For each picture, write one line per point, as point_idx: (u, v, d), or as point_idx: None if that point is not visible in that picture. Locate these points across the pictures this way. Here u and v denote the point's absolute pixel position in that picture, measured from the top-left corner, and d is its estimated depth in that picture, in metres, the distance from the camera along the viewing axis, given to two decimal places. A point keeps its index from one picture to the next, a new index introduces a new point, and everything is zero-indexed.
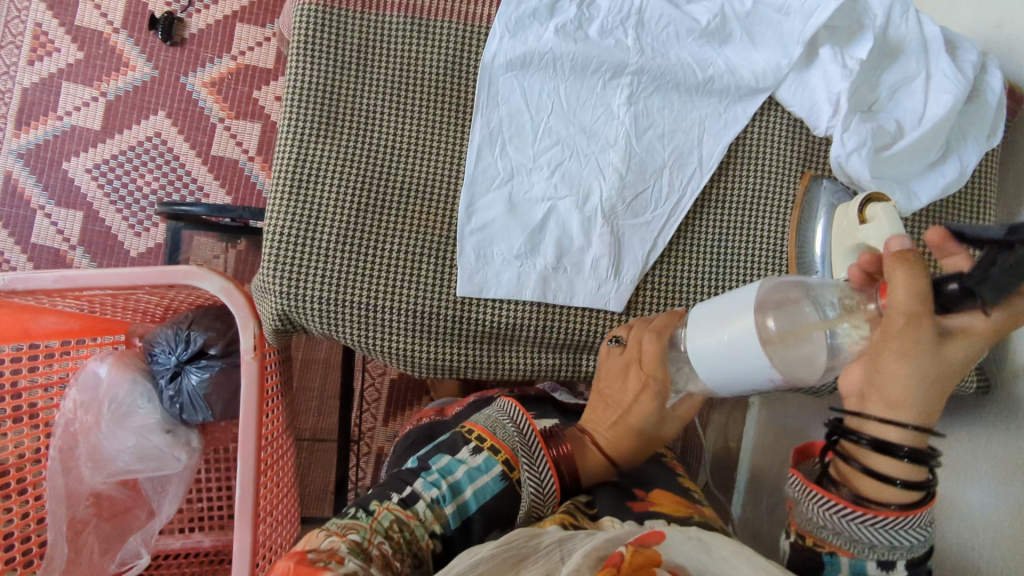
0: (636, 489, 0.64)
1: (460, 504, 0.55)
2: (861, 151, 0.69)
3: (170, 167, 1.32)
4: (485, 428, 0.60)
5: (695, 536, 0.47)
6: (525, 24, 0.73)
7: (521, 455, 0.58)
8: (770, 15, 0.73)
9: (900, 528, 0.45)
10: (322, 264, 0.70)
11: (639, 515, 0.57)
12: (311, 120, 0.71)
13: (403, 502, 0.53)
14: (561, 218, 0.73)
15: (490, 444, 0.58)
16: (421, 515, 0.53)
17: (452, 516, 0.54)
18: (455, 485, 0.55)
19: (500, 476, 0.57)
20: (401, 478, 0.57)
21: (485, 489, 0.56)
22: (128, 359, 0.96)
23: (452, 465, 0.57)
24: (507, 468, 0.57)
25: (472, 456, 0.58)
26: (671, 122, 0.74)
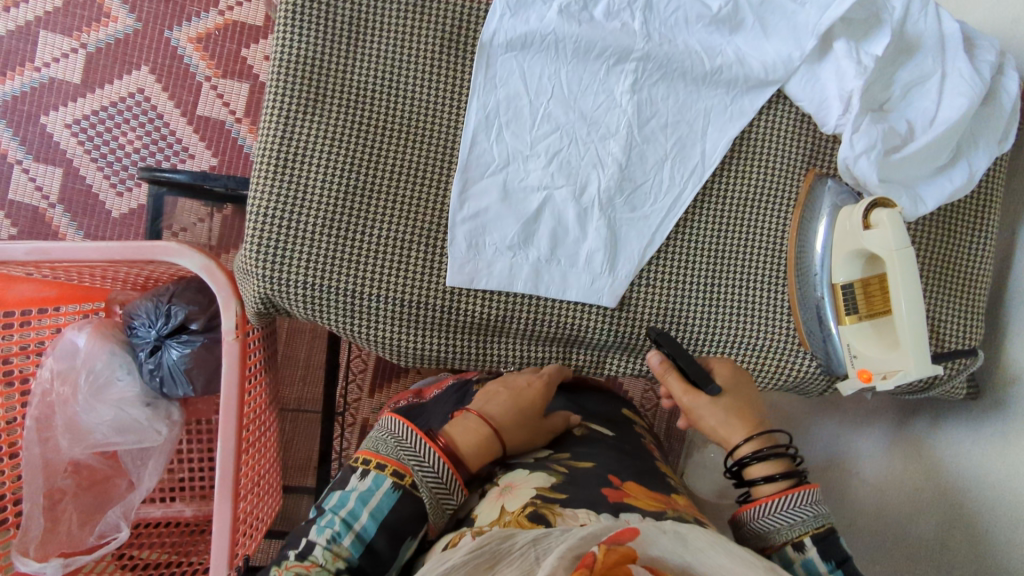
0: (609, 475, 0.62)
1: (358, 532, 0.55)
2: (870, 153, 0.66)
3: (154, 126, 1.27)
4: (369, 451, 0.61)
5: (673, 530, 0.46)
6: (528, 2, 0.69)
7: (408, 462, 0.59)
8: (783, 4, 0.70)
9: (786, 507, 0.57)
10: (307, 247, 0.67)
11: (614, 504, 0.56)
12: (299, 95, 0.68)
13: (300, 556, 0.54)
14: (557, 208, 0.70)
15: (374, 463, 0.59)
16: (320, 560, 0.53)
17: (353, 547, 0.55)
18: (346, 517, 0.56)
19: (392, 488, 0.57)
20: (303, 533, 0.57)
21: (379, 507, 0.56)
22: (107, 331, 0.94)
23: (343, 499, 0.58)
24: (397, 477, 0.58)
25: (360, 482, 0.58)
26: (675, 112, 0.72)
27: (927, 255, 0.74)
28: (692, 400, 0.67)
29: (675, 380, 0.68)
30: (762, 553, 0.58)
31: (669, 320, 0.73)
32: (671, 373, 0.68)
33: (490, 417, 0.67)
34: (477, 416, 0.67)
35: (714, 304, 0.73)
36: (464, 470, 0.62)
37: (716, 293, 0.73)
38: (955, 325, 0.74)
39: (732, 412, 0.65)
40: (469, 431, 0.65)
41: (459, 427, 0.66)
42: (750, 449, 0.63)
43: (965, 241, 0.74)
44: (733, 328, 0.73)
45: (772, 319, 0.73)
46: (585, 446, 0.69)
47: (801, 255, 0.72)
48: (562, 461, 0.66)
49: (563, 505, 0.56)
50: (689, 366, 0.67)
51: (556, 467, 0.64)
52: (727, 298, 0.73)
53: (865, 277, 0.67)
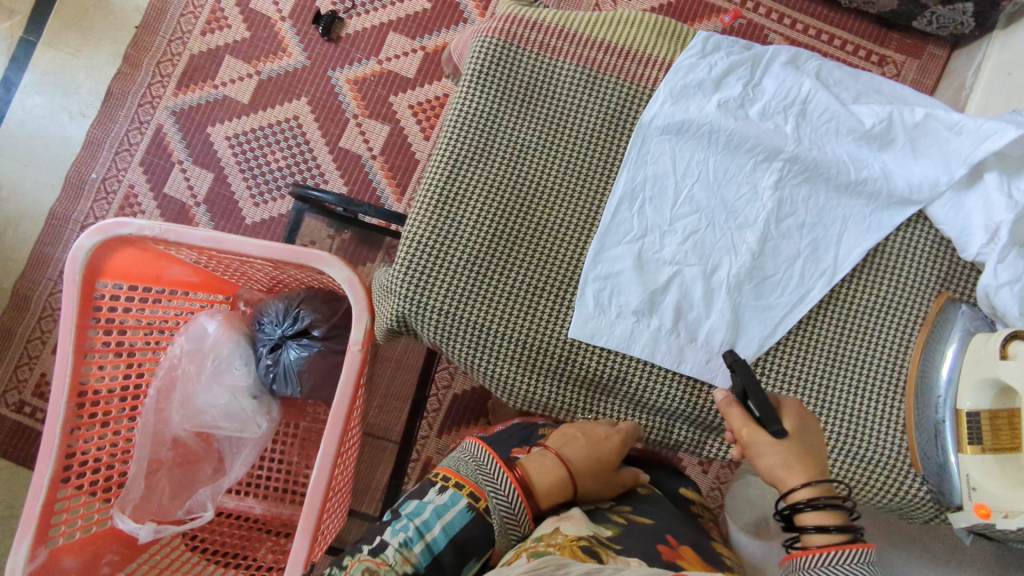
0: (666, 534, 0.62)
1: (427, 542, 0.57)
2: (1014, 285, 0.67)
3: (300, 150, 1.40)
4: (449, 468, 0.63)
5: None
6: (690, 92, 0.74)
7: (485, 487, 0.61)
8: (939, 130, 0.72)
9: (844, 560, 0.51)
10: (448, 278, 0.73)
11: (666, 563, 0.56)
12: (469, 143, 0.75)
13: (373, 552, 0.56)
14: (685, 283, 0.73)
15: (452, 479, 0.61)
16: (390, 561, 0.55)
17: (421, 556, 0.56)
18: (418, 526, 0.58)
19: (465, 508, 0.59)
20: (375, 530, 0.60)
21: (452, 523, 0.58)
22: (235, 321, 1.03)
23: (420, 508, 0.60)
24: (472, 499, 0.60)
25: (437, 496, 0.60)
26: (813, 215, 0.74)
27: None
28: (750, 434, 0.61)
29: (738, 414, 0.62)
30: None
31: None
32: (736, 408, 0.63)
33: (568, 462, 0.66)
34: (555, 457, 0.66)
35: (823, 406, 0.73)
36: (533, 506, 0.62)
37: (828, 396, 0.73)
38: None
39: (793, 455, 0.59)
40: (545, 469, 0.65)
41: (539, 462, 0.66)
42: (806, 495, 0.56)
43: None
44: (843, 433, 0.73)
45: (884, 435, 0.73)
46: (649, 501, 0.69)
47: (924, 373, 0.72)
48: (623, 511, 0.66)
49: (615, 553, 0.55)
50: (760, 403, 0.61)
51: (614, 519, 0.64)
52: (840, 404, 0.73)
53: (994, 408, 0.65)
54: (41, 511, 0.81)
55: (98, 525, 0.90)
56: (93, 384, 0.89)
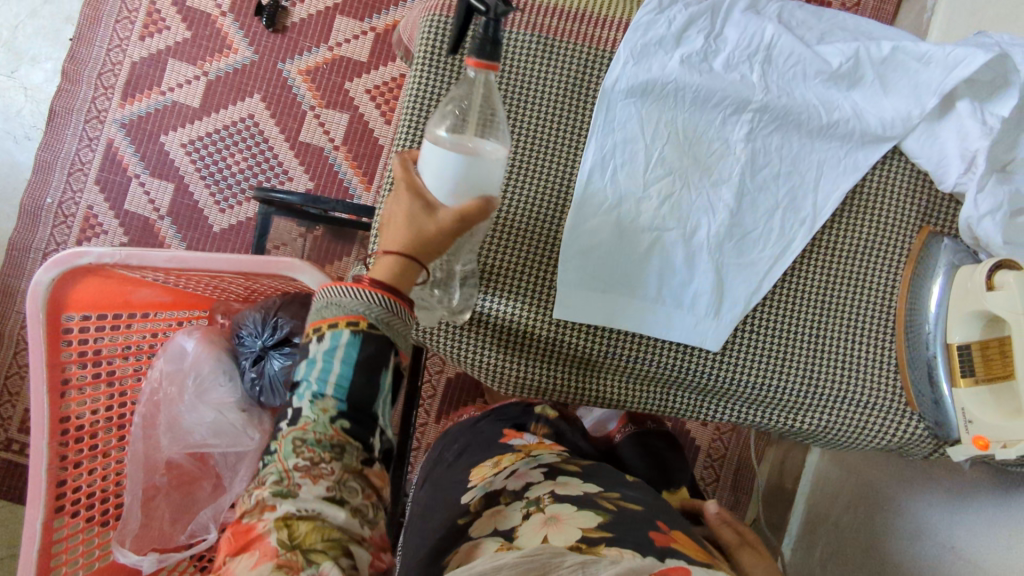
0: (657, 520, 0.63)
1: (335, 382, 0.51)
2: (994, 215, 0.66)
3: (260, 149, 1.35)
4: (317, 319, 0.54)
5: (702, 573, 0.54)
6: (651, 51, 0.71)
7: (360, 309, 0.52)
8: (907, 63, 0.70)
9: None
10: None
11: (659, 549, 0.56)
12: (428, 131, 0.72)
13: (292, 422, 0.51)
14: (666, 248, 0.72)
15: (324, 324, 0.52)
16: (312, 420, 0.50)
17: (337, 396, 0.51)
18: (319, 376, 0.51)
19: (351, 336, 0.51)
20: (283, 404, 0.54)
21: (346, 356, 0.51)
22: (213, 337, 1.01)
23: (309, 367, 0.52)
24: (352, 325, 0.52)
25: (318, 345, 0.52)
26: (788, 163, 0.72)
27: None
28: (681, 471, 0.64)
29: None
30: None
31: (772, 372, 0.73)
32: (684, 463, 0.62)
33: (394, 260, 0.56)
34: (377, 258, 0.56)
35: (815, 356, 0.73)
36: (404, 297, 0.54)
37: (818, 345, 0.73)
38: None
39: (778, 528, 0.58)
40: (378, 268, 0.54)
41: (376, 269, 0.54)
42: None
43: None
44: (838, 380, 0.73)
45: (877, 378, 0.73)
46: (635, 488, 0.71)
47: (912, 312, 0.71)
48: (610, 498, 0.66)
49: (607, 544, 0.56)
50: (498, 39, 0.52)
51: (603, 505, 0.64)
52: (831, 353, 0.73)
53: (983, 339, 0.65)
54: (38, 554, 0.79)
55: (98, 560, 0.89)
56: (74, 417, 0.85)
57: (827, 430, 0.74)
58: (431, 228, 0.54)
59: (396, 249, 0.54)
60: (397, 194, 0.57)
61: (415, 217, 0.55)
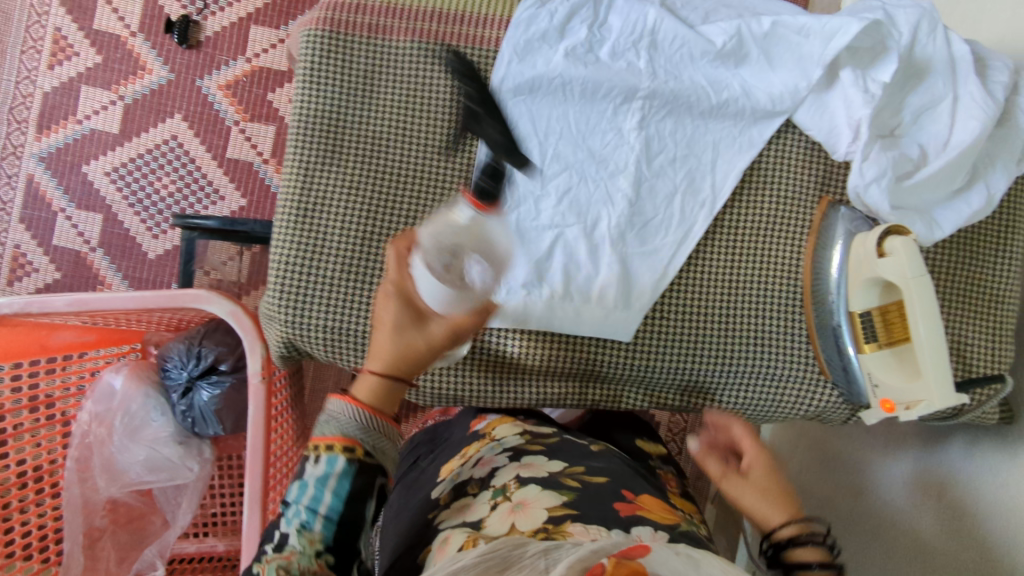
0: (622, 489, 0.60)
1: (325, 515, 0.49)
2: (880, 181, 0.66)
3: (187, 170, 1.32)
4: (311, 432, 0.52)
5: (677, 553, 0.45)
6: (535, 47, 0.70)
7: (354, 433, 0.51)
8: (788, 37, 0.70)
9: None
10: (327, 293, 0.70)
11: (624, 521, 0.54)
12: (317, 149, 0.70)
13: (276, 549, 0.48)
14: (569, 244, 0.71)
15: (320, 444, 0.51)
16: (297, 549, 0.48)
17: (326, 529, 0.49)
18: (310, 504, 0.49)
19: (346, 466, 0.50)
20: (268, 530, 0.51)
21: (339, 488, 0.50)
22: (143, 371, 0.99)
23: (301, 489, 0.50)
24: (348, 451, 0.50)
25: (314, 466, 0.50)
26: (683, 147, 0.72)
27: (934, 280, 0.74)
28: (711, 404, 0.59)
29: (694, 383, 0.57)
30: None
31: (685, 356, 0.73)
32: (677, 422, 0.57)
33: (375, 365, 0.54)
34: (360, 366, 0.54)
35: (728, 336, 0.73)
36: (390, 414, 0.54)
37: (729, 326, 0.73)
38: (982, 348, 0.74)
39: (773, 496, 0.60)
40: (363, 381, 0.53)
41: (359, 385, 0.52)
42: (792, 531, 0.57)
43: (990, 260, 0.75)
44: (752, 358, 0.73)
45: (789, 352, 0.73)
46: (603, 458, 0.68)
47: (817, 282, 0.72)
48: (575, 473, 0.63)
49: (573, 521, 0.53)
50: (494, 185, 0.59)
51: (568, 484, 0.60)
52: (743, 331, 0.73)
53: (883, 304, 0.66)
54: None
55: None
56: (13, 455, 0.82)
57: (743, 406, 0.75)
58: (422, 342, 0.53)
59: (384, 367, 0.53)
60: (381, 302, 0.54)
61: (402, 327, 0.53)
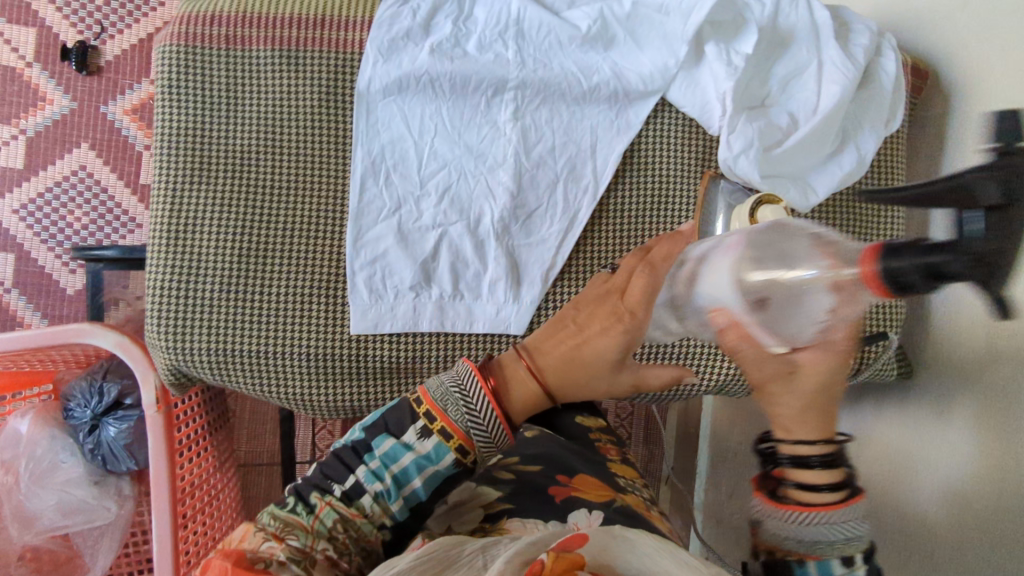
0: (557, 474, 0.61)
1: (407, 495, 0.45)
2: (748, 153, 0.67)
3: (99, 200, 1.24)
4: (434, 402, 0.47)
5: (619, 532, 0.39)
6: (399, 46, 0.69)
7: (477, 438, 0.46)
8: (650, 16, 0.70)
9: (832, 524, 0.38)
10: (208, 315, 0.68)
11: (560, 509, 0.55)
12: (183, 168, 0.68)
13: (346, 496, 0.44)
14: (454, 242, 0.71)
15: (438, 424, 0.46)
16: (367, 511, 0.44)
17: (399, 510, 0.45)
18: (398, 478, 0.45)
19: (453, 464, 0.46)
20: (333, 462, 0.46)
21: (437, 476, 0.46)
22: (49, 413, 0.94)
23: (398, 450, 0.45)
24: (459, 453, 0.46)
25: (420, 441, 0.46)
26: (561, 134, 0.72)
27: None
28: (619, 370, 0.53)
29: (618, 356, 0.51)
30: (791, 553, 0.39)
31: None
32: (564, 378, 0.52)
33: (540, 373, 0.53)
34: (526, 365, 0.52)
35: None
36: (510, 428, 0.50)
37: None
38: (876, 306, 0.74)
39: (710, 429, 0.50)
40: (522, 379, 0.52)
41: (517, 383, 0.51)
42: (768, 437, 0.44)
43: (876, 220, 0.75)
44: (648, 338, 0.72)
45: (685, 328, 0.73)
46: (539, 445, 0.67)
47: None
48: (510, 464, 0.64)
49: (511, 517, 0.54)
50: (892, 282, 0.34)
51: (503, 476, 0.61)
52: None
53: None
54: None
55: None
56: None
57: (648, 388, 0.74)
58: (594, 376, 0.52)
59: (547, 380, 0.52)
60: (602, 309, 0.52)
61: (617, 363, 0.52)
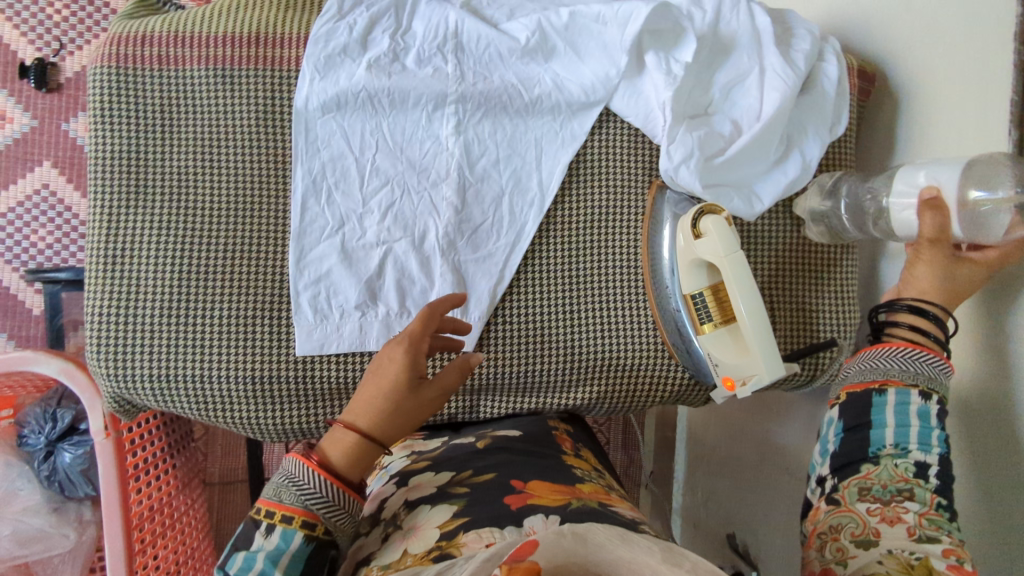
0: (511, 480, 0.55)
1: None
2: (688, 162, 0.66)
3: (64, 220, 1.22)
4: (269, 500, 0.51)
5: (573, 531, 0.33)
6: (336, 62, 0.69)
7: (318, 509, 0.51)
8: (588, 25, 0.69)
9: (906, 356, 0.55)
10: (149, 340, 0.67)
11: (516, 514, 0.48)
12: (119, 192, 0.67)
13: None
14: (399, 259, 0.70)
15: (279, 516, 0.50)
16: None
17: None
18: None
19: (305, 541, 0.50)
20: None
21: (294, 562, 0.49)
22: (1, 441, 0.92)
23: (250, 560, 0.49)
24: (308, 529, 0.51)
25: (266, 540, 0.50)
26: (505, 147, 0.71)
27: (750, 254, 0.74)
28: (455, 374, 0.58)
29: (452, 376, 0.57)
30: (874, 384, 0.55)
31: (534, 358, 0.71)
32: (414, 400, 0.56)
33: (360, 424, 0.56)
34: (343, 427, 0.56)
35: (576, 331, 0.72)
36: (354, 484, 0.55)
37: (575, 322, 0.72)
38: (830, 317, 0.74)
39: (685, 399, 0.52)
40: (337, 441, 0.55)
41: (335, 448, 0.55)
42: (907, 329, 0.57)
43: None
44: (603, 350, 0.72)
45: (640, 340, 0.72)
46: (491, 456, 0.62)
47: (655, 267, 0.71)
48: (464, 478, 0.58)
49: (464, 531, 0.46)
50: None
51: (457, 491, 0.55)
52: (588, 323, 0.72)
53: (713, 284, 0.65)
54: None
55: None
56: None
57: (604, 400, 0.73)
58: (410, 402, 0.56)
59: (365, 426, 0.56)
60: (394, 347, 0.56)
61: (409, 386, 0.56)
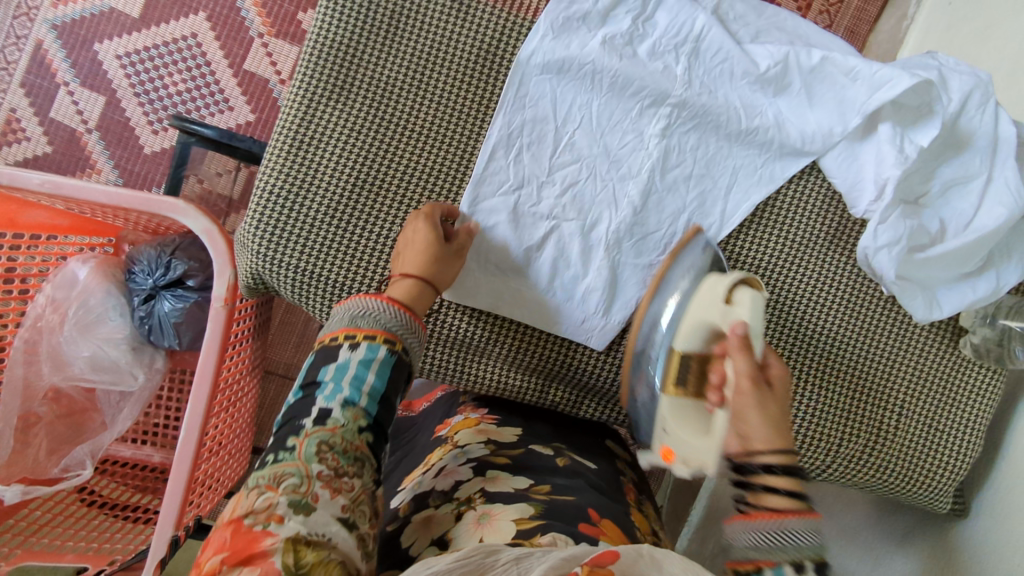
0: (588, 508, 0.54)
1: (369, 392, 0.51)
2: (891, 249, 0.65)
3: (200, 72, 1.14)
4: (346, 327, 0.54)
5: (649, 554, 0.40)
6: (573, 26, 0.67)
7: (396, 329, 0.55)
8: (835, 75, 0.66)
9: (787, 528, 0.43)
10: (305, 231, 0.66)
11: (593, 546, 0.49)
12: (326, 81, 0.67)
13: (317, 423, 0.48)
14: (563, 239, 0.69)
15: (360, 334, 0.53)
16: (342, 423, 0.48)
17: (368, 406, 0.50)
18: (352, 382, 0.50)
19: (389, 355, 0.53)
20: (293, 418, 0.49)
21: (382, 371, 0.52)
22: (109, 266, 0.94)
23: (341, 369, 0.51)
24: (390, 344, 0.54)
25: (353, 352, 0.52)
26: (702, 165, 0.69)
27: (899, 354, 0.71)
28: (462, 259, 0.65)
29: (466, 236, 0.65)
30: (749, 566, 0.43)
31: None
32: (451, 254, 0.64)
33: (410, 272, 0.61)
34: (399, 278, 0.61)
35: None
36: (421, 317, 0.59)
37: None
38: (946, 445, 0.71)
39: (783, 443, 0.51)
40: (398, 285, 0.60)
41: (397, 289, 0.60)
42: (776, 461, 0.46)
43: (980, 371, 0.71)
44: None
45: None
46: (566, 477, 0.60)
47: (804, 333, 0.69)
48: (543, 490, 0.56)
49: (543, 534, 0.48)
50: None
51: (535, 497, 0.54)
52: None
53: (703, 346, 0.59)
54: None
55: None
56: None
57: None
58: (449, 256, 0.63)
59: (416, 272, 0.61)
60: (413, 223, 0.64)
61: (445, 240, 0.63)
